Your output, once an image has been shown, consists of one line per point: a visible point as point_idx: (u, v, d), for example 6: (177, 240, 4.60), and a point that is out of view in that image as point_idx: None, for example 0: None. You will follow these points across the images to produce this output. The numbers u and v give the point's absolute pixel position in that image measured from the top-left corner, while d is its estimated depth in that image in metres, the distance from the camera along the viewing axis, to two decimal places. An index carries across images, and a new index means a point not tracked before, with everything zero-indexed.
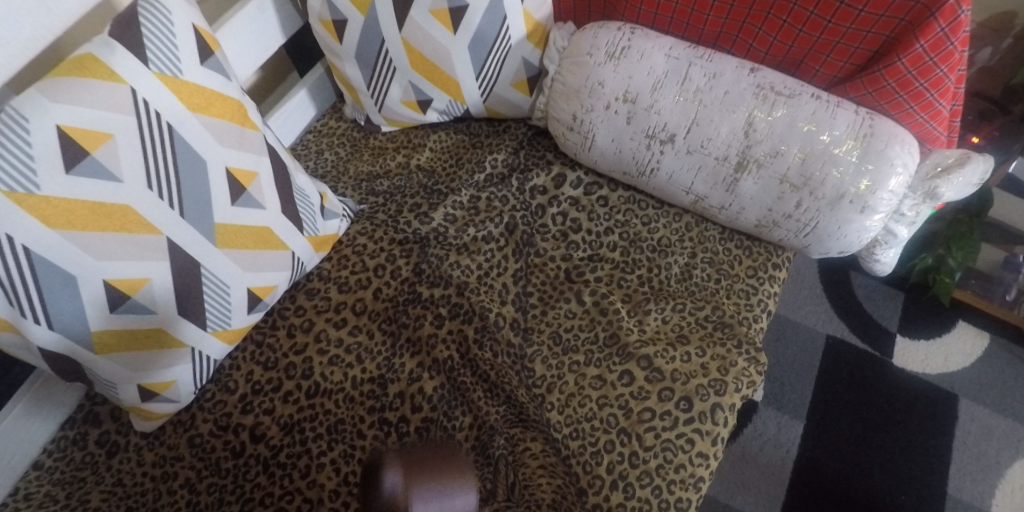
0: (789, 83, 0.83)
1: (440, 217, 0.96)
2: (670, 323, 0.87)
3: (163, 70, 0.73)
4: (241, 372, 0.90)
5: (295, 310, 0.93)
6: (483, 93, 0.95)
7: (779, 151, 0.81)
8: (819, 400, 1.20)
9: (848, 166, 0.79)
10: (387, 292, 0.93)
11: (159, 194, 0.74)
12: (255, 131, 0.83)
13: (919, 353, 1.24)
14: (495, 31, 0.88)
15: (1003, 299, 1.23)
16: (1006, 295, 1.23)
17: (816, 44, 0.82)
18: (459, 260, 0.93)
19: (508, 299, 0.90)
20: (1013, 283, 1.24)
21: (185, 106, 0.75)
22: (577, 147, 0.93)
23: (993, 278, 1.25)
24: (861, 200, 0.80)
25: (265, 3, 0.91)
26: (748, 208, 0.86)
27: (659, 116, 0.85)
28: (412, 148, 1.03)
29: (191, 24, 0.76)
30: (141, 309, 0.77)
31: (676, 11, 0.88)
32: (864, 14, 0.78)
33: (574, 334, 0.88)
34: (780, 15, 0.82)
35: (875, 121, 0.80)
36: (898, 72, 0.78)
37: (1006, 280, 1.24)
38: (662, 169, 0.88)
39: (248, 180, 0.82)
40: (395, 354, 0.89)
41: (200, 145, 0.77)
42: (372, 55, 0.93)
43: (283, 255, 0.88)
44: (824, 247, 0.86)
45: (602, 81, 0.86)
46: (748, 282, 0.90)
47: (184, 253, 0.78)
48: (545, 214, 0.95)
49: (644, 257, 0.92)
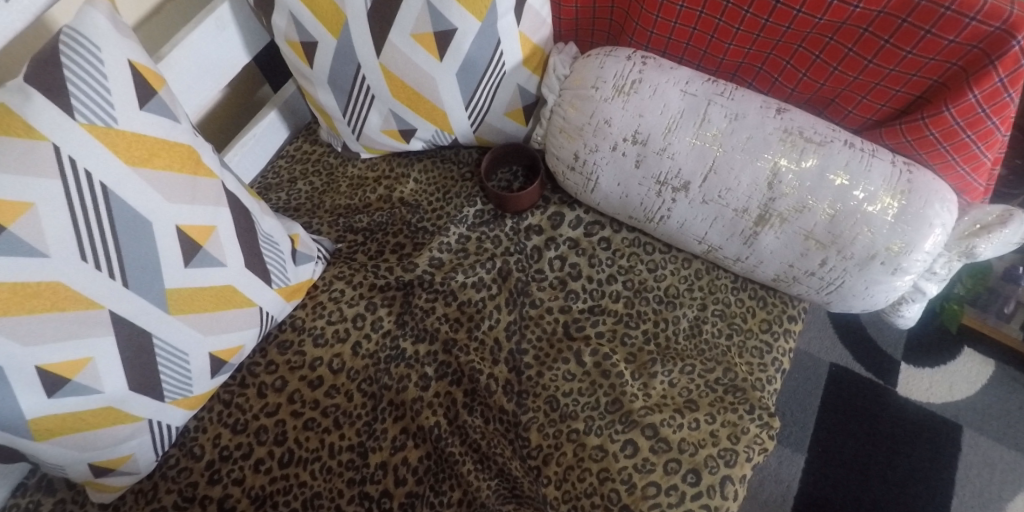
0: (819, 127, 0.74)
1: (425, 262, 0.87)
2: (678, 387, 0.79)
3: (93, 120, 0.62)
4: (208, 435, 0.81)
5: (265, 366, 0.84)
6: (473, 123, 0.85)
7: (806, 205, 0.72)
8: (821, 430, 1.16)
9: (881, 226, 0.71)
10: (368, 347, 0.84)
11: (96, 265, 0.64)
12: (210, 179, 0.73)
13: (923, 382, 1.19)
14: (487, 58, 0.78)
15: (998, 312, 1.15)
16: (1004, 307, 1.15)
17: (852, 85, 0.73)
18: (447, 312, 0.85)
19: (501, 358, 0.82)
20: (1012, 295, 1.14)
21: (123, 161, 0.64)
22: (578, 188, 0.84)
23: (991, 289, 1.14)
24: (893, 262, 0.72)
25: (223, 19, 0.79)
26: (766, 262, 0.78)
27: (673, 160, 0.75)
28: (394, 178, 0.94)
29: (125, 60, 0.65)
30: (85, 390, 0.68)
31: (693, 37, 0.78)
32: (913, 56, 0.68)
33: (572, 398, 0.79)
34: (812, 49, 0.72)
35: (913, 174, 0.72)
36: (944, 122, 0.69)
37: (1005, 291, 1.14)
38: (673, 217, 0.79)
39: (204, 236, 0.71)
40: (376, 419, 0.80)
41: (143, 204, 0.66)
42: (347, 81, 0.82)
43: (249, 312, 0.78)
44: (847, 304, 0.79)
45: (610, 119, 0.76)
46: (762, 338, 0.82)
47: (131, 324, 0.68)
48: (542, 258, 0.87)
49: (650, 309, 0.84)
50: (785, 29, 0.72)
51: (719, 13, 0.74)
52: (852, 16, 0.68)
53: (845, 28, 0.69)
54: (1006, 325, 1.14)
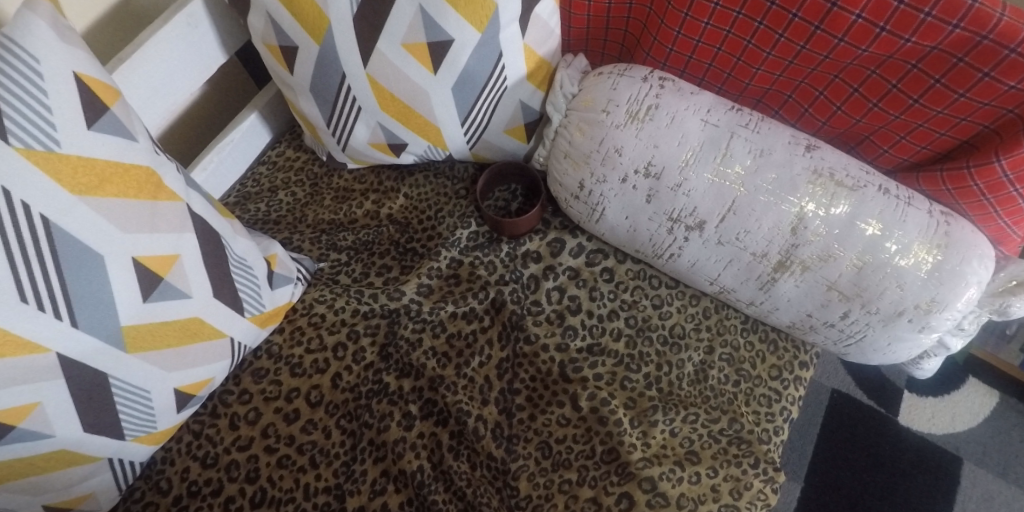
0: (852, 169, 0.67)
1: (412, 289, 0.80)
2: (679, 437, 0.73)
3: (31, 144, 0.54)
4: (175, 468, 0.74)
5: (238, 396, 0.77)
6: (470, 140, 0.78)
7: (832, 255, 0.66)
8: (819, 458, 1.08)
9: (913, 282, 0.64)
10: (348, 379, 0.78)
11: (39, 306, 0.57)
12: (173, 202, 0.65)
13: (925, 411, 1.12)
14: (487, 72, 0.70)
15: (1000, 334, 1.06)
16: (1006, 329, 1.06)
17: (891, 123, 0.66)
18: (434, 345, 0.78)
19: (490, 398, 0.76)
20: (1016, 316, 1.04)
21: (67, 190, 0.57)
22: (581, 216, 0.77)
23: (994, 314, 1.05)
24: (921, 320, 0.66)
25: (196, 16, 0.73)
26: (782, 309, 0.72)
27: (688, 197, 0.68)
28: (383, 193, 0.88)
29: (70, 72, 0.57)
30: (34, 435, 0.61)
31: (717, 57, 0.71)
32: (965, 99, 0.60)
33: (566, 445, 0.73)
34: (850, 81, 0.65)
35: (951, 225, 0.65)
36: (991, 173, 0.62)
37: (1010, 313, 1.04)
38: (683, 255, 0.73)
39: (165, 267, 0.64)
40: (355, 459, 0.74)
41: (93, 235, 0.59)
42: (331, 91, 0.74)
43: (219, 344, 0.72)
44: (865, 357, 0.73)
45: (620, 147, 0.69)
46: (771, 386, 0.76)
47: (83, 366, 0.62)
48: (539, 288, 0.80)
49: (653, 350, 0.78)
50: (822, 58, 0.65)
51: (749, 34, 0.67)
52: (900, 50, 0.60)
53: (891, 61, 0.62)
54: (1006, 348, 1.05)
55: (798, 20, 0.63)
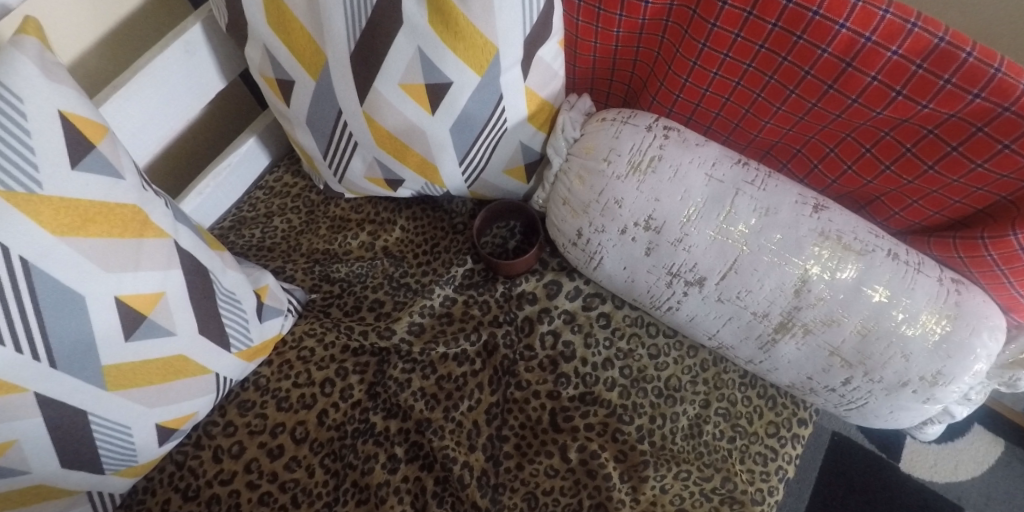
0: (861, 232, 0.64)
1: (403, 328, 0.79)
2: (670, 494, 0.70)
3: (12, 187, 0.53)
4: (156, 499, 0.73)
5: (223, 428, 0.76)
6: (468, 178, 0.76)
7: (836, 319, 0.63)
8: (818, 504, 1.00)
9: (919, 353, 0.61)
10: (335, 417, 0.76)
11: (17, 348, 0.56)
12: (160, 238, 0.64)
13: (928, 458, 1.04)
14: (487, 114, 0.68)
15: None
16: None
17: (904, 187, 0.64)
18: (424, 386, 0.77)
19: (477, 445, 0.74)
20: None
21: (47, 230, 0.56)
22: (580, 263, 0.75)
23: None
24: (926, 391, 0.63)
25: (193, 43, 0.72)
26: (782, 370, 0.70)
27: (689, 253, 0.66)
28: (378, 225, 0.87)
29: (55, 110, 0.55)
30: (10, 472, 0.60)
31: (725, 107, 0.68)
32: (982, 169, 0.58)
33: (553, 498, 0.71)
34: (863, 141, 0.63)
35: (962, 295, 0.62)
36: (1007, 245, 0.59)
37: None
38: (682, 309, 0.71)
39: (148, 305, 0.63)
40: (336, 501, 0.72)
41: (74, 275, 0.58)
42: (328, 125, 0.72)
43: (204, 380, 0.70)
44: (866, 421, 0.71)
45: (621, 199, 0.67)
46: (767, 444, 0.74)
47: (61, 404, 0.60)
48: (533, 332, 0.79)
49: (647, 402, 0.76)
50: (833, 117, 0.62)
51: (759, 87, 0.64)
52: (916, 115, 0.57)
53: (906, 125, 0.59)
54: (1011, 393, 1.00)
55: (810, 77, 0.60)
